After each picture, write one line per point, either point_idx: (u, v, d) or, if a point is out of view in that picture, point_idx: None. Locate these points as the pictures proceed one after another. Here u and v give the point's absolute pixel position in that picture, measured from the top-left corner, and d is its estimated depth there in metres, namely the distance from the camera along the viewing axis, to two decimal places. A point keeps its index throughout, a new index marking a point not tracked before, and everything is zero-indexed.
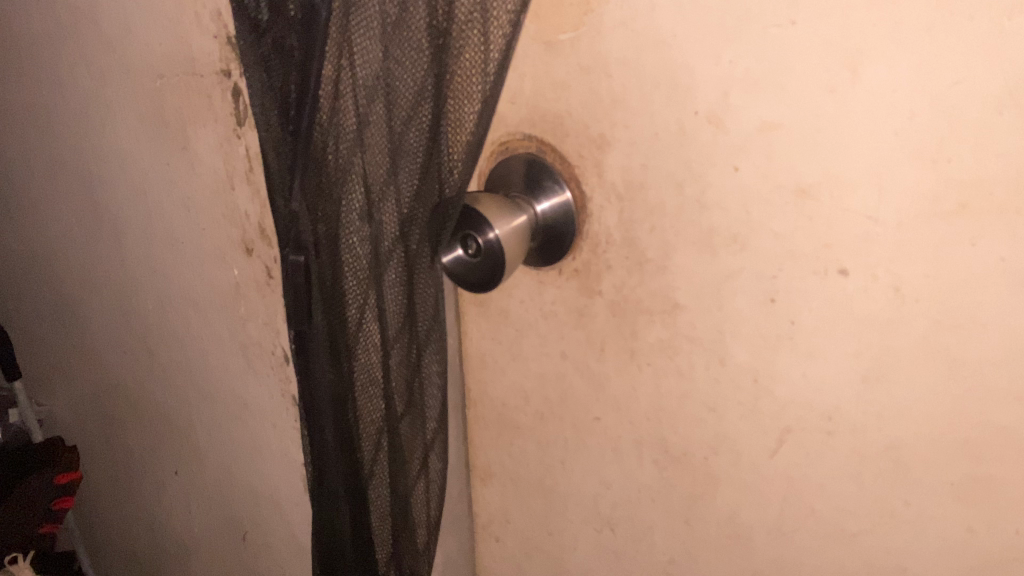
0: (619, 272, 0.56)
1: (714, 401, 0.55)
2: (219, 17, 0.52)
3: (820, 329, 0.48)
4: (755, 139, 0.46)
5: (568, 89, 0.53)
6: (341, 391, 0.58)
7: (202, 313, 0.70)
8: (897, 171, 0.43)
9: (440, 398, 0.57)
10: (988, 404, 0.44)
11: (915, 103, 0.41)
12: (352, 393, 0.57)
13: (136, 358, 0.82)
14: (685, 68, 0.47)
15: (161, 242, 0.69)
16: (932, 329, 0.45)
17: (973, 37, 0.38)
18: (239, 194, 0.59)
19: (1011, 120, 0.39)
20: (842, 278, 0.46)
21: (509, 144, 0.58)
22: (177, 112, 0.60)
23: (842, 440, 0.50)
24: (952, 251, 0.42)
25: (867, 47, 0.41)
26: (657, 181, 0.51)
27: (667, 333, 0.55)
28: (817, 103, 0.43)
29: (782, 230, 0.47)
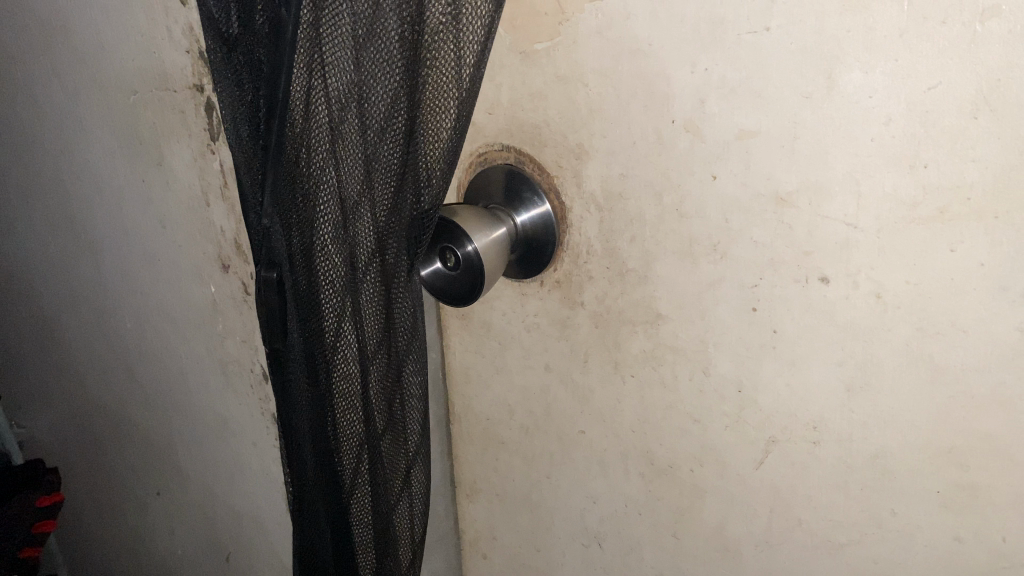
0: (601, 283, 0.55)
1: (698, 412, 0.54)
2: (191, 31, 0.52)
3: (803, 337, 0.48)
4: (733, 146, 0.46)
5: (545, 98, 0.52)
6: (320, 413, 0.57)
7: (181, 331, 0.69)
8: (875, 178, 0.42)
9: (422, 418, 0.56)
10: (973, 411, 0.44)
11: (892, 109, 0.40)
12: (332, 416, 0.56)
13: (116, 377, 0.81)
14: (661, 76, 0.46)
15: (139, 260, 0.68)
16: (914, 337, 0.44)
17: (947, 42, 0.38)
18: (215, 210, 0.58)
19: (987, 124, 0.38)
20: (824, 286, 0.46)
21: (488, 155, 0.58)
22: (151, 128, 0.59)
23: (828, 449, 0.50)
24: (932, 258, 0.42)
25: (842, 53, 0.40)
26: (637, 190, 0.51)
27: (650, 343, 0.54)
28: (794, 109, 0.43)
29: (762, 238, 0.47)
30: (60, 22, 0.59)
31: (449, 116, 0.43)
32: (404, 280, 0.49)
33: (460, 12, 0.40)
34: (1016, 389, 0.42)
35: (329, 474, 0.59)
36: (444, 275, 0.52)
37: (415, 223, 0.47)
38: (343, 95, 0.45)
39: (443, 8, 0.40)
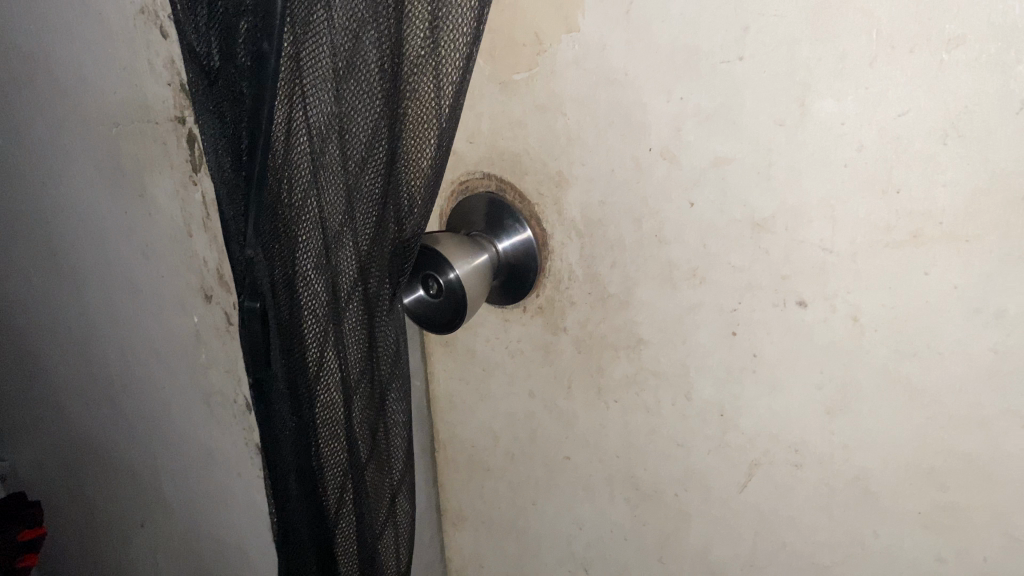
0: (583, 308, 0.55)
1: (682, 436, 0.54)
2: (173, 64, 0.52)
3: (782, 360, 0.48)
4: (708, 173, 0.46)
5: (525, 127, 0.53)
6: (304, 443, 0.56)
7: (164, 362, 0.68)
8: (849, 202, 0.43)
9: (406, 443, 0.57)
10: (951, 431, 0.44)
11: (863, 136, 0.41)
12: (316, 445, 0.56)
13: (98, 409, 0.80)
14: (638, 105, 0.47)
15: (121, 291, 0.67)
16: (892, 358, 0.44)
17: (915, 70, 0.39)
18: (198, 240, 0.59)
19: (956, 150, 0.39)
20: (802, 309, 0.46)
21: (469, 183, 0.58)
22: (133, 160, 0.59)
23: (810, 471, 0.50)
24: (907, 280, 0.43)
25: (814, 81, 0.41)
26: (617, 217, 0.51)
27: (633, 368, 0.55)
28: (768, 136, 0.44)
29: (740, 263, 0.47)
30: (42, 56, 0.60)
31: (429, 147, 0.44)
32: (387, 308, 0.50)
33: (439, 46, 0.41)
34: (991, 409, 0.43)
35: (312, 503, 0.59)
36: (427, 302, 0.52)
37: (397, 252, 0.47)
38: (324, 125, 0.45)
39: (422, 41, 0.41)
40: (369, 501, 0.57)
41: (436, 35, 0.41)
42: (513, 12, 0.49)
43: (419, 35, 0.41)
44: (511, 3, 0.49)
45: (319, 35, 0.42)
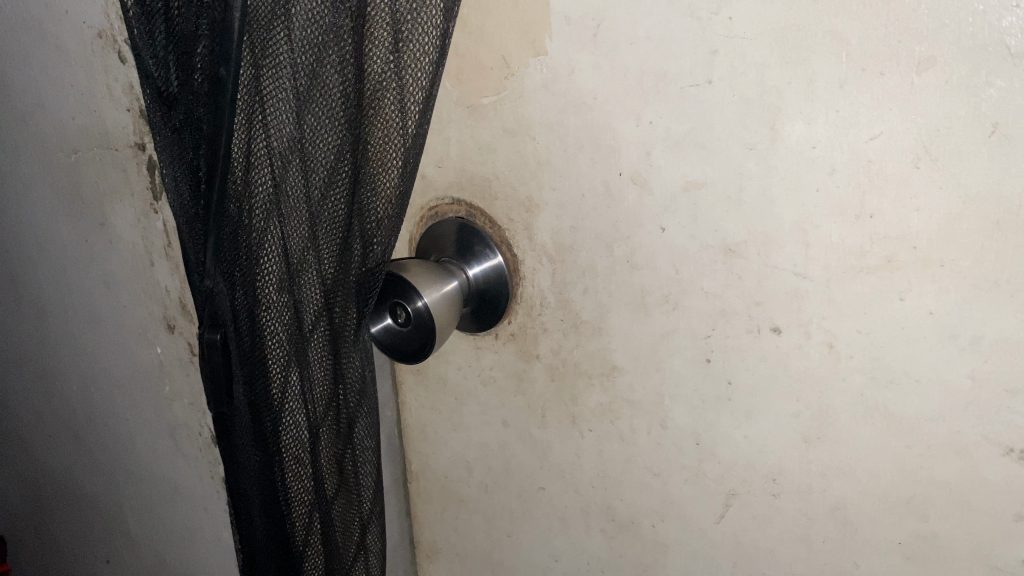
0: (556, 335, 0.54)
1: (658, 465, 0.53)
2: (131, 90, 0.51)
3: (757, 388, 0.47)
4: (679, 198, 0.45)
5: (493, 152, 0.52)
6: (269, 481, 0.55)
7: (128, 394, 0.67)
8: (822, 228, 0.42)
9: (375, 474, 0.56)
10: (930, 460, 0.43)
11: (835, 161, 0.40)
12: (282, 483, 0.54)
13: (62, 442, 0.78)
14: (607, 129, 0.46)
15: (83, 321, 0.66)
16: (868, 385, 0.43)
17: (885, 93, 0.38)
18: (160, 268, 0.57)
19: (928, 173, 0.38)
20: (776, 335, 0.45)
21: (438, 209, 0.57)
22: (93, 188, 0.58)
23: (788, 501, 0.49)
24: (882, 306, 0.42)
25: (783, 104, 0.40)
26: (588, 242, 0.50)
27: (607, 396, 0.53)
28: (739, 160, 0.43)
29: (713, 289, 0.46)
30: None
31: (394, 173, 0.43)
32: (353, 336, 0.48)
33: (403, 69, 0.40)
34: (970, 437, 0.42)
35: (277, 543, 0.57)
36: (395, 330, 0.51)
37: (362, 280, 0.46)
38: (285, 152, 0.44)
39: (384, 62, 0.40)
40: (337, 536, 0.55)
41: (400, 58, 0.40)
42: (481, 35, 0.49)
43: (383, 52, 0.40)
44: (478, 27, 0.49)
45: (279, 57, 0.41)
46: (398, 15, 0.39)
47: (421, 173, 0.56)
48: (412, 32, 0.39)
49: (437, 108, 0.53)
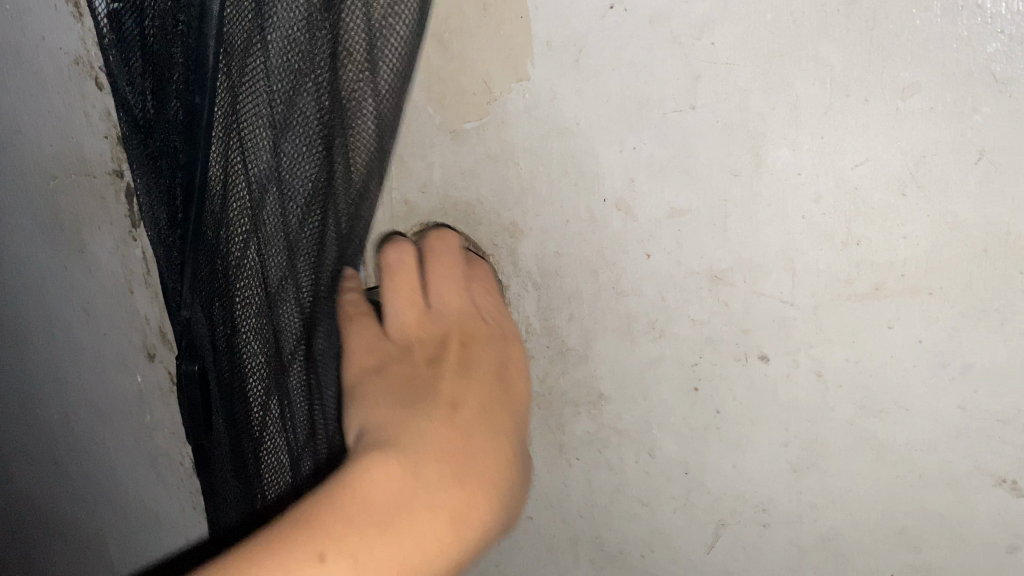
0: (541, 363, 0.53)
1: (646, 495, 0.52)
2: (110, 117, 0.51)
3: (745, 418, 0.46)
4: (664, 225, 0.45)
5: (477, 178, 0.51)
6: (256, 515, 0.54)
7: (109, 421, 0.66)
8: (809, 254, 0.41)
9: None
10: (922, 491, 0.42)
11: (820, 187, 0.40)
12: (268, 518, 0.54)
13: (41, 470, 0.77)
14: (590, 154, 0.46)
15: (61, 349, 0.65)
16: (858, 415, 0.43)
17: (871, 119, 0.38)
18: (139, 295, 0.57)
19: (915, 201, 0.38)
20: (764, 363, 0.44)
21: (418, 234, 0.55)
22: (72, 215, 0.57)
23: (779, 531, 0.48)
24: (870, 334, 0.41)
25: (768, 130, 0.40)
26: (573, 269, 0.49)
27: (594, 425, 0.52)
28: (724, 187, 0.42)
29: (699, 316, 0.45)
30: None
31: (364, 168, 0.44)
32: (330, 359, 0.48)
33: (378, 85, 0.40)
34: (961, 467, 0.41)
35: None
36: None
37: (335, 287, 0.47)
38: (260, 184, 0.42)
39: (358, 70, 0.40)
40: None
41: (373, 68, 0.40)
42: (463, 60, 0.47)
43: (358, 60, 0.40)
44: (459, 51, 0.47)
45: (253, 87, 0.40)
46: (370, 26, 0.39)
47: (404, 199, 0.54)
48: (384, 52, 0.39)
49: None
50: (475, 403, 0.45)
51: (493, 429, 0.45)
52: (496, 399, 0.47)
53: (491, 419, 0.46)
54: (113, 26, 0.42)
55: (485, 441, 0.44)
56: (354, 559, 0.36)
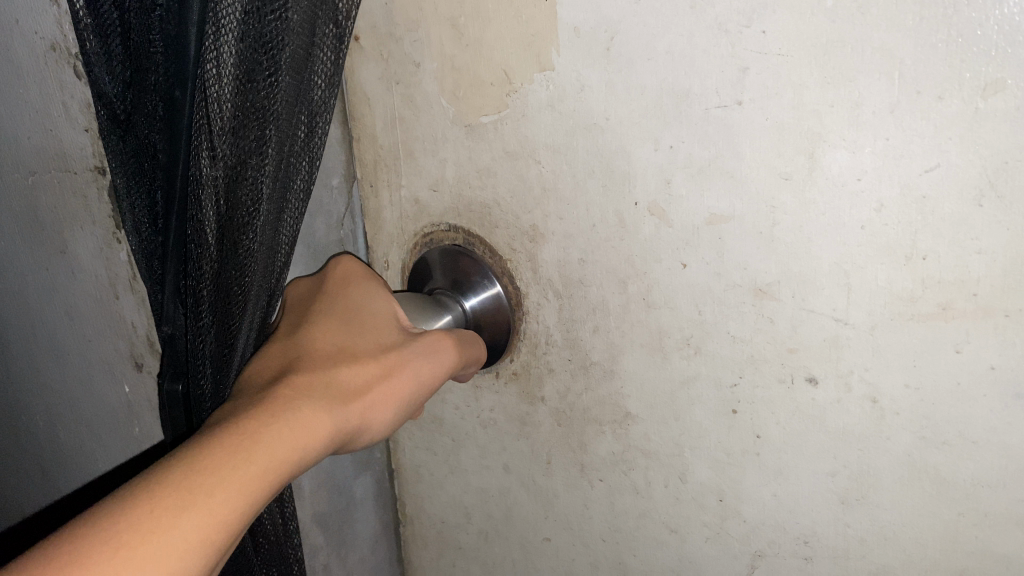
0: (562, 377, 0.50)
1: (675, 521, 0.48)
2: (89, 108, 0.48)
3: (788, 444, 0.42)
4: (703, 233, 0.41)
5: (494, 175, 0.47)
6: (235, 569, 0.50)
7: (93, 427, 0.64)
8: (866, 269, 0.37)
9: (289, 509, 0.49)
10: (987, 530, 0.38)
11: (882, 194, 0.36)
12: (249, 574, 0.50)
13: (24, 475, 0.75)
14: (621, 154, 0.42)
15: (42, 353, 0.63)
16: (916, 446, 0.38)
17: (944, 120, 0.33)
18: (125, 302, 0.55)
19: (992, 213, 0.33)
20: (811, 386, 0.40)
21: (434, 236, 0.52)
22: (52, 215, 0.55)
23: (821, 566, 0.44)
24: (934, 359, 0.37)
25: (825, 130, 0.36)
26: (599, 277, 0.45)
27: (619, 446, 0.48)
28: (772, 193, 0.38)
29: (739, 333, 0.41)
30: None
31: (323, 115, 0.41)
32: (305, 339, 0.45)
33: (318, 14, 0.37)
34: None
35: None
36: None
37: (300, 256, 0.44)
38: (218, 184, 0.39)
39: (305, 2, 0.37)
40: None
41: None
42: (479, 48, 0.44)
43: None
44: (476, 39, 0.44)
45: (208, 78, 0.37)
46: None
47: (415, 197, 0.52)
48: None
49: (431, 127, 0.48)
50: (322, 316, 0.41)
51: (348, 317, 0.41)
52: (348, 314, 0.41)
53: (349, 311, 0.41)
54: (92, 11, 0.40)
55: (335, 329, 0.39)
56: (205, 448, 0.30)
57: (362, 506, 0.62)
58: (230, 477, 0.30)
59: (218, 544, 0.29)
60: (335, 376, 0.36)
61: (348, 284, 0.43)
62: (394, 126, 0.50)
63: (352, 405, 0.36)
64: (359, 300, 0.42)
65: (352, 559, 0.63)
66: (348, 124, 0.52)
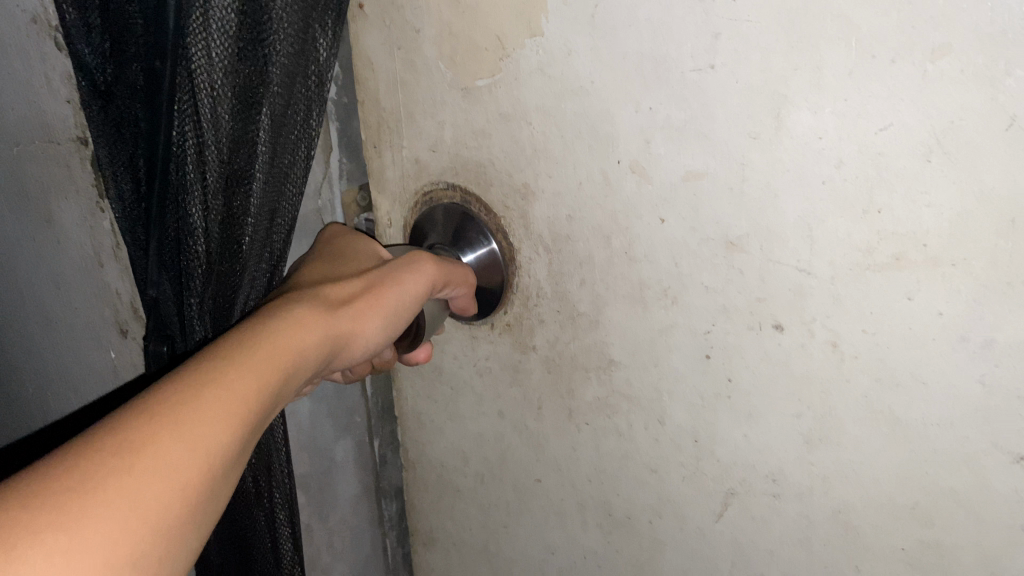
0: (552, 327, 0.53)
1: (655, 462, 0.51)
2: (67, 80, 0.53)
3: (757, 388, 0.45)
4: (680, 189, 0.44)
5: (489, 137, 0.50)
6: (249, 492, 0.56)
7: (84, 382, 0.71)
8: (827, 223, 0.40)
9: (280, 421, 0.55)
10: (937, 466, 0.41)
11: (842, 152, 0.38)
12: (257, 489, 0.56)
13: (27, 430, 0.82)
14: (605, 116, 0.44)
15: (39, 315, 0.71)
16: (873, 388, 0.41)
17: (896, 82, 0.36)
18: (110, 270, 0.61)
19: (939, 169, 0.36)
20: (778, 333, 0.43)
21: (433, 194, 0.56)
22: (41, 187, 0.62)
23: (789, 503, 0.47)
24: (890, 307, 0.39)
25: (790, 93, 0.38)
26: (585, 233, 0.48)
27: (604, 391, 0.52)
28: (742, 152, 0.41)
29: (713, 284, 0.44)
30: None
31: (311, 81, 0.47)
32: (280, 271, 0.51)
33: None
34: (979, 444, 0.39)
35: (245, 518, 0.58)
36: None
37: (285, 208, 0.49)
38: (204, 150, 0.44)
39: None
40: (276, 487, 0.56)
41: None
42: (475, 15, 0.47)
43: None
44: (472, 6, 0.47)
45: (191, 57, 0.42)
46: None
47: (416, 158, 0.55)
48: None
49: (430, 91, 0.52)
50: (313, 266, 0.46)
51: (330, 259, 0.47)
52: (333, 259, 0.47)
53: (332, 254, 0.48)
54: None
55: (323, 269, 0.45)
56: (220, 347, 0.34)
57: (343, 469, 0.69)
58: (249, 356, 0.34)
59: (245, 417, 0.32)
60: (324, 292, 0.41)
61: (334, 237, 0.50)
62: (396, 90, 0.53)
63: (343, 315, 0.41)
64: (339, 246, 0.49)
65: (332, 519, 0.69)
66: (341, 95, 0.56)
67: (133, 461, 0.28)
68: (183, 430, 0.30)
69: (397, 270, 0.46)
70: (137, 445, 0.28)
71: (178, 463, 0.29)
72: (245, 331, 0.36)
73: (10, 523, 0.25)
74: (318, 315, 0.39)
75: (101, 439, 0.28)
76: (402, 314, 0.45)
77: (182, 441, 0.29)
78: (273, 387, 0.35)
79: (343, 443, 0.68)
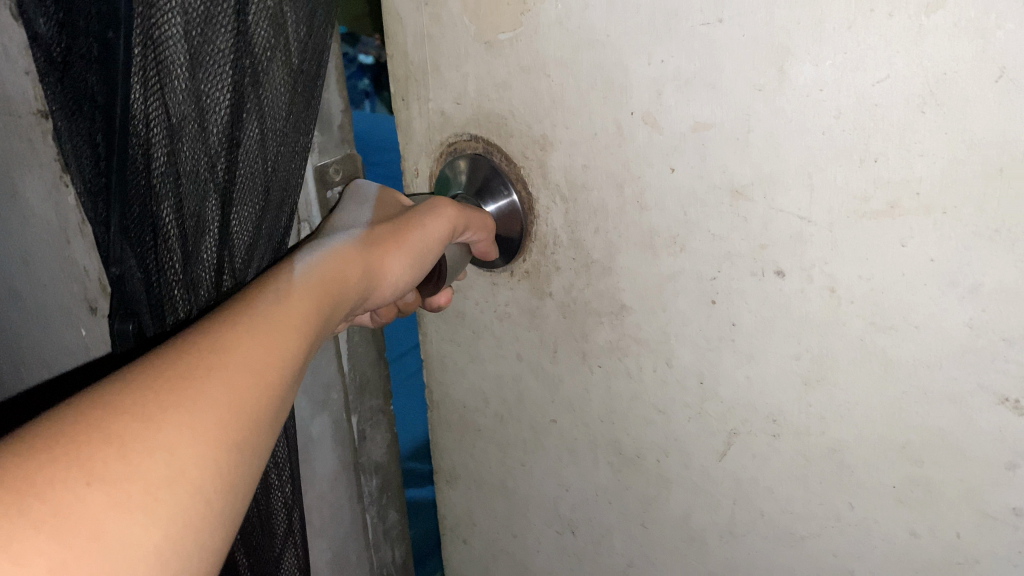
0: (567, 274, 0.56)
1: (663, 402, 0.54)
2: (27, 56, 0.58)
3: (758, 330, 0.47)
4: (688, 138, 0.46)
5: (510, 89, 0.53)
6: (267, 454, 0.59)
7: (58, 340, 0.78)
8: (826, 171, 0.42)
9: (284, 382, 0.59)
10: (926, 405, 0.43)
11: (840, 103, 0.40)
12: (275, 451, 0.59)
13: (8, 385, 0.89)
14: (619, 67, 0.47)
15: (13, 280, 0.77)
16: (867, 330, 0.44)
17: (892, 35, 0.37)
18: (76, 243, 0.67)
19: (933, 119, 0.38)
20: (779, 278, 0.46)
21: (457, 145, 0.58)
22: (9, 163, 0.68)
23: (787, 441, 0.49)
24: (885, 252, 0.41)
25: (792, 46, 0.40)
26: (599, 181, 0.51)
27: (615, 334, 0.55)
28: (748, 103, 0.43)
29: (718, 230, 0.47)
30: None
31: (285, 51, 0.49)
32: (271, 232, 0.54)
33: None
34: (966, 384, 0.41)
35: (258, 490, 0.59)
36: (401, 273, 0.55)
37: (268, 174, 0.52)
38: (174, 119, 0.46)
39: None
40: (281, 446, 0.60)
41: None
42: None
43: None
44: None
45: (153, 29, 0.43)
46: None
47: (441, 110, 0.58)
48: None
49: (455, 45, 0.54)
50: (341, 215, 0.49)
51: (357, 206, 0.50)
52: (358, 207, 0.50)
53: (356, 203, 0.50)
54: None
55: (351, 216, 0.48)
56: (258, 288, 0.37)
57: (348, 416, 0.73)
58: (286, 294, 0.37)
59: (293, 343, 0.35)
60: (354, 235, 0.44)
61: (355, 187, 0.53)
62: (422, 43, 0.56)
63: (372, 255, 0.44)
64: (361, 195, 0.52)
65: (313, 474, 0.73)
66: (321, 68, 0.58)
67: (208, 375, 0.30)
68: (239, 356, 0.32)
69: (419, 213, 0.49)
70: (199, 368, 0.30)
71: (243, 380, 0.32)
72: (286, 268, 0.39)
73: (139, 401, 0.28)
74: (349, 255, 0.42)
75: (184, 343, 0.31)
76: (427, 253, 0.48)
77: (257, 345, 0.33)
78: (314, 317, 0.37)
79: (320, 419, 0.72)
